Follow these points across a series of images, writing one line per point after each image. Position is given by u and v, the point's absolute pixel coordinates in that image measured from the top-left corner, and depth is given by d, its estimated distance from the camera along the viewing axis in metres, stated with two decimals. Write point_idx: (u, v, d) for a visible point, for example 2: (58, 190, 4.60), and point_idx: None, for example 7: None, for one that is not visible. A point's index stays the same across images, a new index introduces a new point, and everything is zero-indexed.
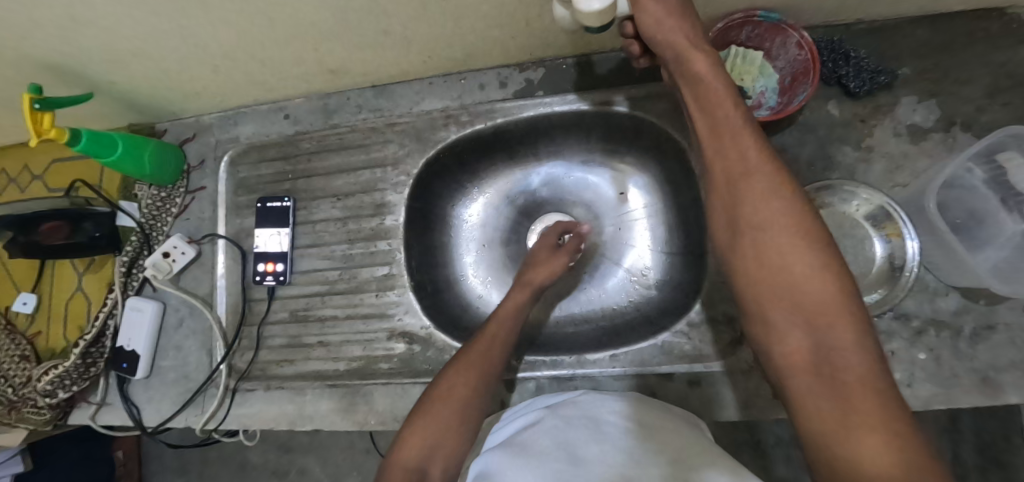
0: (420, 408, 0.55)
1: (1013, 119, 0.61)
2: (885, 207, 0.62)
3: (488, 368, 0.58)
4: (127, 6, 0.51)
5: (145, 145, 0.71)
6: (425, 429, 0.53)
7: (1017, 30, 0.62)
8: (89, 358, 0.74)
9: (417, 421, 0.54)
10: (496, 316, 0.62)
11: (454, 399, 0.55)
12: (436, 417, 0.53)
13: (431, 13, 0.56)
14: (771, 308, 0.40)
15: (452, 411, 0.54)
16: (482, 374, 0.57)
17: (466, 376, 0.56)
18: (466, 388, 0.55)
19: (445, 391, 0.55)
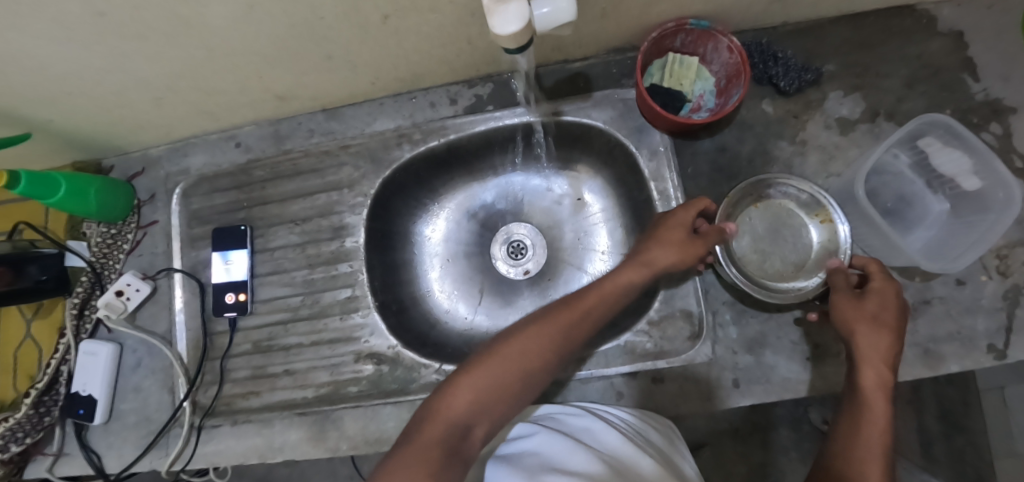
0: (489, 352, 0.53)
1: (931, 107, 0.66)
2: (815, 194, 0.64)
3: (575, 332, 0.55)
4: (57, 45, 0.50)
5: (90, 184, 0.69)
6: (485, 378, 0.51)
7: (927, 25, 0.67)
8: (42, 407, 0.71)
9: (478, 366, 0.52)
10: (630, 267, 0.60)
11: (525, 354, 0.53)
12: (504, 365, 0.52)
13: (374, 35, 0.56)
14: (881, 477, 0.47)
15: (518, 366, 0.52)
16: (565, 335, 0.55)
17: (547, 334, 0.54)
18: (542, 348, 0.53)
19: (522, 342, 0.53)
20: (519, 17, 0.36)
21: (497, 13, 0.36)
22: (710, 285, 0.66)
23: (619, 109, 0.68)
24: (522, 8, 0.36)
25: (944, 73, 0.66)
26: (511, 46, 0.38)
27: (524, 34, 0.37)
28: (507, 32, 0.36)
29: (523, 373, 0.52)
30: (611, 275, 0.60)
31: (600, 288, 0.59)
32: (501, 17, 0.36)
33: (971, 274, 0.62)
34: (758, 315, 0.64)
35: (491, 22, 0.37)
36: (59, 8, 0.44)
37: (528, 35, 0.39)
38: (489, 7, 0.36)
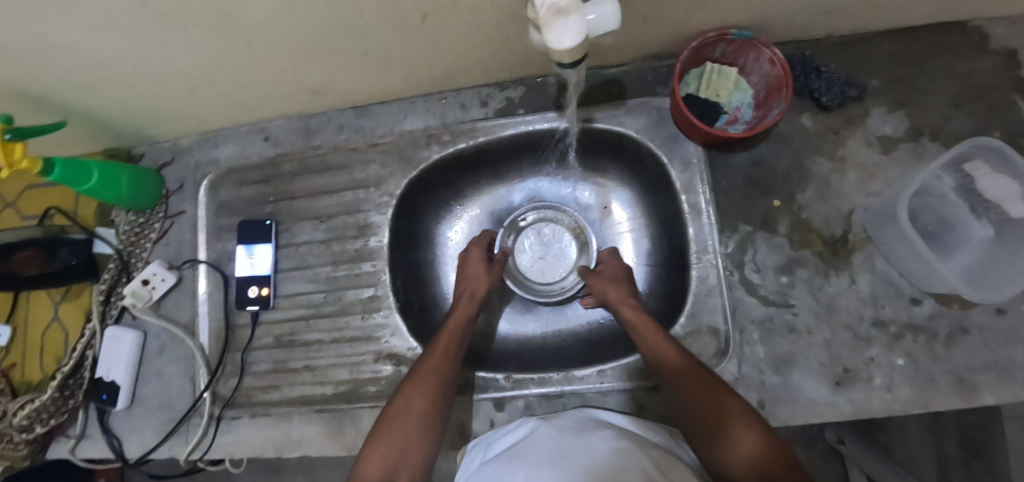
0: (406, 382, 0.58)
1: (979, 128, 0.63)
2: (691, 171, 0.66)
3: (460, 341, 0.62)
4: (98, 34, 0.50)
5: (122, 172, 0.69)
6: (413, 401, 0.56)
7: (978, 42, 0.64)
8: (66, 390, 0.72)
9: (404, 395, 0.57)
10: (446, 329, 0.63)
11: (434, 369, 0.59)
12: (422, 386, 0.57)
13: (410, 34, 0.56)
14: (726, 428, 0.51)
15: (434, 380, 0.58)
16: (455, 348, 0.61)
17: (442, 349, 0.60)
18: (441, 359, 0.59)
19: (426, 364, 0.59)
20: (575, 32, 0.34)
21: (553, 27, 0.34)
22: (740, 301, 0.64)
23: (653, 116, 0.67)
24: (578, 23, 0.35)
25: (994, 94, 0.64)
26: (566, 59, 0.37)
27: (578, 48, 0.36)
28: (563, 47, 0.35)
29: (441, 384, 0.58)
30: (440, 336, 0.62)
31: (433, 349, 0.61)
32: (557, 32, 0.34)
33: (1013, 304, 0.60)
34: (787, 335, 0.62)
35: (546, 35, 0.35)
36: None
37: (582, 49, 0.37)
38: (546, 19, 0.34)
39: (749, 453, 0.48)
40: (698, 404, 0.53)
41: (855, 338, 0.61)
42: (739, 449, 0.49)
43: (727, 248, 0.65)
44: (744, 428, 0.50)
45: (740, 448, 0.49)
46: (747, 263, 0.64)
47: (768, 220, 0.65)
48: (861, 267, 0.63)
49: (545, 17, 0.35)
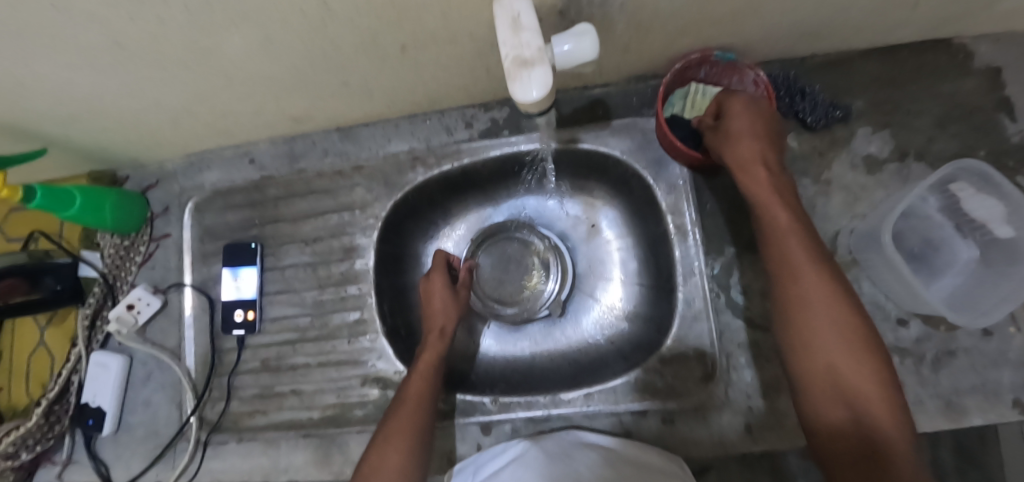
0: (380, 436, 0.57)
1: (964, 147, 0.63)
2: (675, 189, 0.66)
3: (432, 385, 0.61)
4: (71, 70, 0.49)
5: (105, 198, 0.69)
6: (388, 457, 0.55)
7: (963, 61, 0.64)
8: (52, 416, 0.72)
9: (379, 450, 0.56)
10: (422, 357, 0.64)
11: (407, 420, 0.57)
12: (397, 439, 0.56)
13: (390, 64, 0.55)
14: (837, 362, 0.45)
15: (409, 431, 0.57)
16: (432, 374, 0.62)
17: (415, 396, 0.59)
18: (414, 408, 0.58)
19: (399, 415, 0.58)
20: (542, 83, 0.35)
21: (519, 78, 0.35)
22: (727, 325, 0.64)
23: (638, 138, 0.67)
24: (545, 74, 0.35)
25: (979, 113, 0.63)
26: (534, 110, 0.38)
27: (547, 99, 0.37)
28: (530, 98, 0.35)
29: (416, 434, 0.57)
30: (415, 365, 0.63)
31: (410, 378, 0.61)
32: (522, 83, 0.35)
33: (1000, 325, 0.60)
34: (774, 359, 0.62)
35: (513, 87, 0.36)
36: (76, 38, 0.44)
37: (551, 100, 0.38)
38: (511, 71, 0.35)
39: (877, 403, 0.43)
40: (830, 344, 0.46)
41: None
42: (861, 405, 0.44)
43: (714, 270, 0.65)
44: (867, 374, 0.44)
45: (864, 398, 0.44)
46: (733, 284, 0.64)
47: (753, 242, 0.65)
48: None
49: (511, 69, 0.36)
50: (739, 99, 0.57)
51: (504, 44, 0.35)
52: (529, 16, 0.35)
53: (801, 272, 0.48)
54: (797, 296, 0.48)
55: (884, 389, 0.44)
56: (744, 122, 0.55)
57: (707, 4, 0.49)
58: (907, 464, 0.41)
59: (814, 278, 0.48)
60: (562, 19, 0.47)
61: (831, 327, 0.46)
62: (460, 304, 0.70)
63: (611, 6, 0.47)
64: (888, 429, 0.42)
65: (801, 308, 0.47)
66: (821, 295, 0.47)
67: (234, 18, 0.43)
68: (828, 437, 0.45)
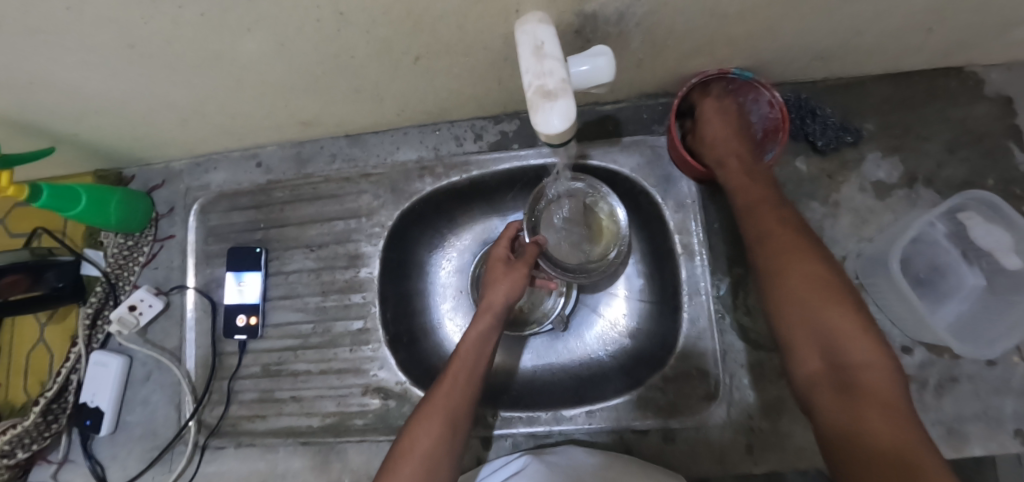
0: (415, 417, 0.55)
1: (973, 175, 0.63)
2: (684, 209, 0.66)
3: (475, 369, 0.58)
4: (87, 71, 0.50)
5: (111, 197, 0.69)
6: (419, 440, 0.53)
7: (974, 88, 0.64)
8: (50, 414, 0.71)
9: (411, 431, 0.54)
10: (461, 352, 0.58)
11: (443, 404, 0.55)
12: (430, 422, 0.54)
13: (403, 74, 0.55)
14: (820, 312, 0.47)
15: (442, 416, 0.54)
16: (469, 373, 0.57)
17: (452, 378, 0.56)
18: (445, 401, 0.55)
19: (436, 398, 0.55)
20: (565, 113, 0.34)
21: (541, 109, 0.35)
22: (732, 345, 0.63)
23: (647, 155, 0.67)
24: (567, 105, 0.35)
25: (989, 141, 0.63)
26: (556, 142, 0.37)
27: (569, 131, 0.36)
28: (551, 129, 0.34)
29: (450, 420, 0.54)
30: (453, 361, 0.58)
31: (446, 374, 0.57)
32: (544, 114, 0.35)
33: (1004, 354, 0.60)
34: (778, 381, 0.62)
35: (535, 118, 0.35)
36: (92, 39, 0.44)
37: (573, 133, 0.37)
38: (534, 101, 0.35)
39: (863, 357, 0.45)
40: (816, 299, 0.48)
41: None
42: (849, 358, 0.45)
43: (719, 290, 0.65)
44: (844, 317, 0.46)
45: (848, 352, 0.45)
46: (738, 305, 0.64)
47: None
48: None
49: (533, 98, 0.36)
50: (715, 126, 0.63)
51: (527, 73, 0.36)
52: (552, 46, 0.36)
53: (774, 242, 0.52)
54: (778, 258, 0.51)
55: (869, 344, 0.45)
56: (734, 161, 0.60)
57: (722, 25, 0.49)
58: (895, 418, 0.41)
59: (790, 244, 0.51)
60: (577, 36, 0.47)
61: (808, 285, 0.49)
62: (516, 282, 0.62)
63: (626, 25, 0.47)
64: (874, 380, 0.44)
65: (778, 267, 0.51)
66: (796, 256, 0.50)
67: (250, 23, 0.43)
68: (818, 395, 0.46)
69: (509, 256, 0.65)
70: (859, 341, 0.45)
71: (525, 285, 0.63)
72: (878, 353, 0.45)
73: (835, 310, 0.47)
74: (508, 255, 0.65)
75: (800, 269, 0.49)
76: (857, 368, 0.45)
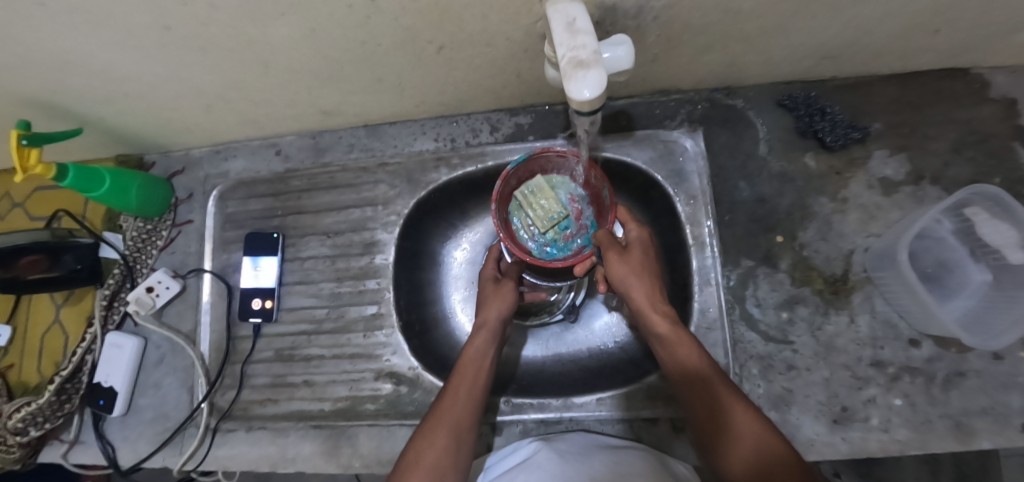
0: (419, 432, 0.55)
1: (978, 174, 0.65)
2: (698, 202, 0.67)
3: (476, 382, 0.59)
4: (122, 51, 0.51)
5: (133, 181, 0.70)
6: (425, 455, 0.52)
7: (979, 90, 0.66)
8: (64, 394, 0.72)
9: (416, 445, 0.53)
10: (461, 367, 0.60)
11: (449, 416, 0.55)
12: (435, 435, 0.54)
13: (426, 63, 0.57)
14: (690, 364, 0.52)
15: (448, 428, 0.54)
16: (470, 388, 0.58)
17: (455, 391, 0.57)
18: (450, 411, 0.56)
19: (443, 411, 0.56)
20: (596, 83, 0.36)
21: (575, 78, 0.37)
22: (741, 336, 0.64)
23: (660, 150, 0.69)
24: (598, 75, 0.37)
25: (993, 141, 0.65)
26: (585, 111, 0.39)
27: (598, 100, 0.38)
28: (584, 97, 0.37)
29: (455, 432, 0.55)
30: (453, 378, 0.59)
31: (448, 390, 0.58)
32: (577, 83, 0.37)
33: (1009, 349, 0.60)
34: (786, 372, 0.63)
35: (567, 86, 0.37)
36: (132, 19, 0.46)
37: (602, 103, 0.39)
38: (567, 72, 0.37)
39: (748, 430, 0.46)
40: (726, 405, 0.48)
41: (852, 377, 0.62)
42: (739, 445, 0.46)
43: (728, 282, 0.66)
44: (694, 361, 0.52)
45: (736, 439, 0.46)
46: (747, 297, 0.66)
47: (769, 256, 0.66)
48: (860, 306, 0.64)
49: (566, 69, 0.37)
50: (614, 254, 0.57)
51: (560, 45, 0.38)
52: (583, 21, 0.38)
53: (677, 341, 0.53)
54: (679, 357, 0.53)
55: (754, 419, 0.46)
56: (621, 264, 0.56)
57: (736, 21, 0.51)
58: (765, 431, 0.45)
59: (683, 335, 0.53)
60: (596, 28, 0.49)
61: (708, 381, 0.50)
62: (507, 298, 0.65)
63: (644, 18, 0.49)
64: (767, 449, 0.44)
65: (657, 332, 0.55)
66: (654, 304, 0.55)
67: (284, 8, 0.45)
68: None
69: (496, 272, 0.70)
70: (750, 419, 0.47)
71: (516, 300, 0.66)
72: (765, 427, 0.45)
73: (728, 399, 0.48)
74: (495, 270, 0.70)
75: (691, 361, 0.52)
76: (747, 447, 0.45)
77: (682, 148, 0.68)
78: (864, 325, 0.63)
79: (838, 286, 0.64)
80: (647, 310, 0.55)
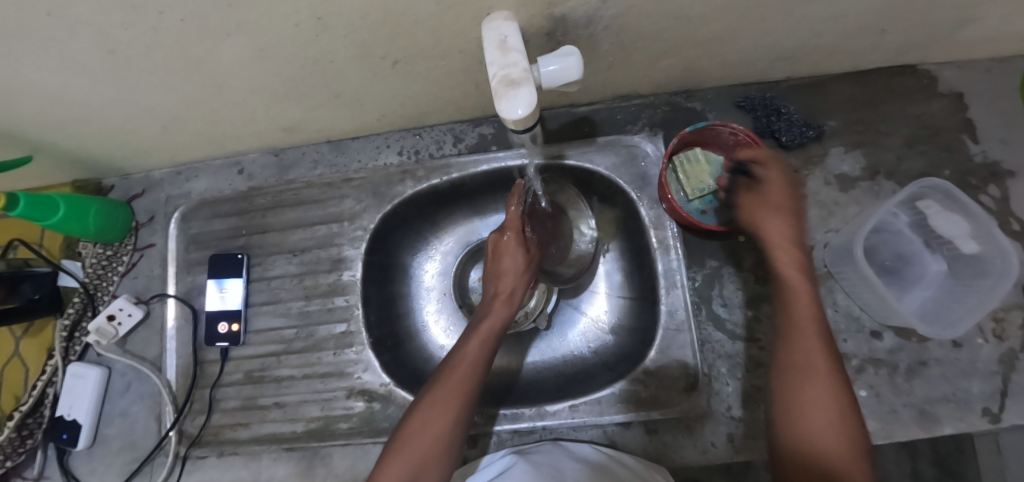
0: (427, 396, 0.54)
1: (931, 167, 0.66)
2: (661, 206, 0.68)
3: (487, 357, 0.58)
4: (65, 77, 0.50)
5: (90, 206, 0.68)
6: (431, 423, 0.52)
7: (928, 85, 0.68)
8: (25, 430, 0.70)
9: (422, 411, 0.53)
10: (473, 336, 0.58)
11: (458, 387, 0.54)
12: (443, 407, 0.53)
13: (383, 77, 0.57)
14: (803, 325, 0.48)
15: (456, 399, 0.53)
16: (481, 363, 0.57)
17: (469, 361, 0.56)
18: (463, 379, 0.55)
19: (452, 380, 0.55)
20: (526, 101, 0.36)
21: (504, 97, 0.37)
22: (709, 336, 0.65)
23: (623, 155, 0.69)
24: (529, 93, 0.37)
25: (943, 135, 0.67)
26: (519, 129, 0.39)
27: (532, 117, 0.37)
28: (515, 116, 0.37)
29: (463, 404, 0.54)
30: (465, 345, 0.58)
31: (460, 359, 0.56)
32: (509, 102, 0.37)
33: (967, 336, 0.62)
34: (754, 370, 0.63)
35: (499, 105, 0.37)
36: (71, 45, 0.45)
37: (536, 120, 0.39)
38: (497, 90, 0.38)
39: (832, 440, 0.43)
40: (811, 382, 0.46)
41: None
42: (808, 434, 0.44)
43: (695, 283, 0.67)
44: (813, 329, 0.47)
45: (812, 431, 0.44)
46: (714, 297, 0.66)
47: (734, 255, 0.67)
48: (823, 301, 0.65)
49: (497, 88, 0.38)
50: (749, 197, 0.55)
51: (492, 64, 0.39)
52: (515, 40, 0.39)
53: (806, 328, 0.48)
54: (791, 346, 0.48)
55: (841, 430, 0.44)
56: (779, 225, 0.51)
57: (686, 27, 0.52)
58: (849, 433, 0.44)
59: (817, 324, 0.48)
60: (549, 39, 0.49)
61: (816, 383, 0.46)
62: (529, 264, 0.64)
63: (595, 27, 0.49)
64: (848, 475, 0.42)
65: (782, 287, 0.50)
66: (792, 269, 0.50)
67: (229, 29, 0.44)
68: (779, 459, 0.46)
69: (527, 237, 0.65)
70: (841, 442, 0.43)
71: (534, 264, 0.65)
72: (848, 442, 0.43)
73: (831, 404, 0.45)
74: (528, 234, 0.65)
75: (806, 353, 0.47)
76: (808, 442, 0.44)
77: (644, 153, 0.69)
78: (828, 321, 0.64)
79: None
80: (791, 293, 0.50)
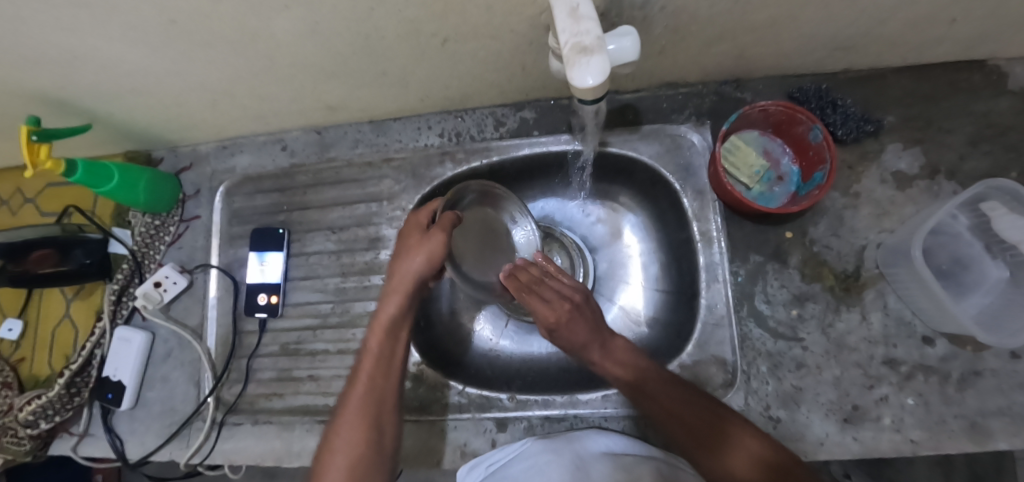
0: (332, 429, 0.56)
1: (995, 168, 0.63)
2: (705, 198, 0.66)
3: (387, 365, 0.58)
4: (127, 45, 0.51)
5: (140, 177, 0.70)
6: (339, 455, 0.54)
7: (997, 82, 0.64)
8: (74, 387, 0.73)
9: (333, 443, 0.55)
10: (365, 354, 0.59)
11: (359, 410, 0.56)
12: (350, 430, 0.55)
13: (431, 56, 0.57)
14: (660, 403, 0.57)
15: (361, 420, 0.55)
16: (379, 374, 0.58)
17: (365, 382, 0.57)
18: (363, 394, 0.57)
19: (350, 406, 0.56)
20: (599, 69, 0.37)
21: (577, 65, 0.38)
22: (749, 333, 0.63)
23: (666, 145, 0.68)
24: (602, 61, 0.38)
25: (1011, 134, 0.63)
26: (588, 96, 0.40)
27: (602, 86, 0.39)
28: (586, 83, 0.38)
29: (369, 421, 0.56)
30: (359, 364, 0.59)
31: (355, 381, 0.58)
32: (581, 70, 0.38)
33: None
34: (795, 370, 0.61)
35: (570, 73, 0.38)
36: (136, 13, 0.46)
37: (605, 88, 0.40)
38: (570, 58, 0.38)
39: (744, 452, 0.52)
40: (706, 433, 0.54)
41: (864, 374, 0.60)
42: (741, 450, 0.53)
43: (738, 278, 0.65)
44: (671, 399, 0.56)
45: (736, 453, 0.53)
46: (757, 293, 0.64)
47: (779, 252, 0.65)
48: (872, 303, 0.62)
49: (569, 56, 0.38)
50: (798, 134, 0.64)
51: (562, 32, 0.38)
52: (586, 7, 0.38)
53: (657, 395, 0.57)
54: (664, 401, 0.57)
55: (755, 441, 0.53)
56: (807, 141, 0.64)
57: (745, 12, 0.50)
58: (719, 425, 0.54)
59: (699, 403, 0.56)
60: (602, 19, 0.48)
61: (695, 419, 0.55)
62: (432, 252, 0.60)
63: (651, 8, 0.48)
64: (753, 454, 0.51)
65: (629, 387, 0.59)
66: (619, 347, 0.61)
67: (287, 0, 0.45)
68: None
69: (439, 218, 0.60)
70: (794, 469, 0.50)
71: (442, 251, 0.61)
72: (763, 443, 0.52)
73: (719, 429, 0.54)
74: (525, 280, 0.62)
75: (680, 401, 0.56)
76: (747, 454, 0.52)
77: (689, 143, 0.68)
78: (879, 324, 0.62)
79: (851, 284, 0.63)
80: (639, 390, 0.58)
